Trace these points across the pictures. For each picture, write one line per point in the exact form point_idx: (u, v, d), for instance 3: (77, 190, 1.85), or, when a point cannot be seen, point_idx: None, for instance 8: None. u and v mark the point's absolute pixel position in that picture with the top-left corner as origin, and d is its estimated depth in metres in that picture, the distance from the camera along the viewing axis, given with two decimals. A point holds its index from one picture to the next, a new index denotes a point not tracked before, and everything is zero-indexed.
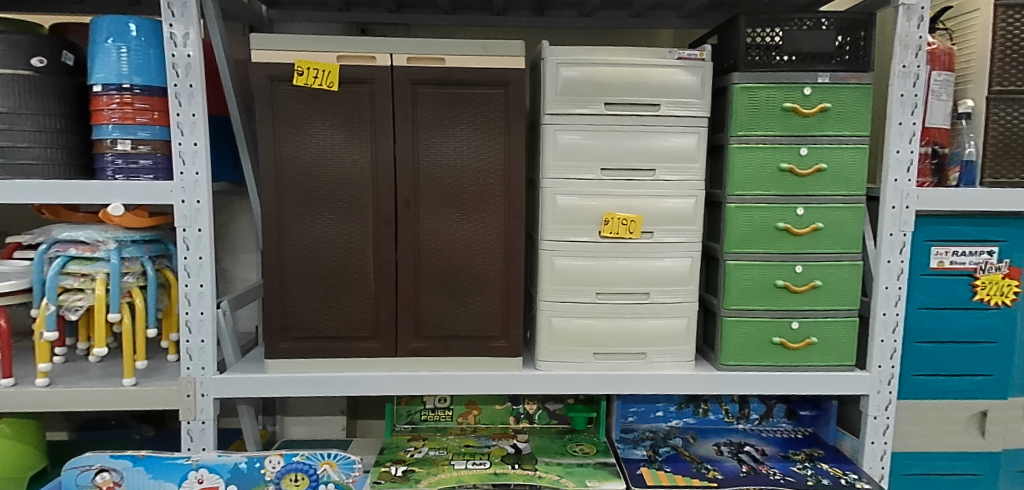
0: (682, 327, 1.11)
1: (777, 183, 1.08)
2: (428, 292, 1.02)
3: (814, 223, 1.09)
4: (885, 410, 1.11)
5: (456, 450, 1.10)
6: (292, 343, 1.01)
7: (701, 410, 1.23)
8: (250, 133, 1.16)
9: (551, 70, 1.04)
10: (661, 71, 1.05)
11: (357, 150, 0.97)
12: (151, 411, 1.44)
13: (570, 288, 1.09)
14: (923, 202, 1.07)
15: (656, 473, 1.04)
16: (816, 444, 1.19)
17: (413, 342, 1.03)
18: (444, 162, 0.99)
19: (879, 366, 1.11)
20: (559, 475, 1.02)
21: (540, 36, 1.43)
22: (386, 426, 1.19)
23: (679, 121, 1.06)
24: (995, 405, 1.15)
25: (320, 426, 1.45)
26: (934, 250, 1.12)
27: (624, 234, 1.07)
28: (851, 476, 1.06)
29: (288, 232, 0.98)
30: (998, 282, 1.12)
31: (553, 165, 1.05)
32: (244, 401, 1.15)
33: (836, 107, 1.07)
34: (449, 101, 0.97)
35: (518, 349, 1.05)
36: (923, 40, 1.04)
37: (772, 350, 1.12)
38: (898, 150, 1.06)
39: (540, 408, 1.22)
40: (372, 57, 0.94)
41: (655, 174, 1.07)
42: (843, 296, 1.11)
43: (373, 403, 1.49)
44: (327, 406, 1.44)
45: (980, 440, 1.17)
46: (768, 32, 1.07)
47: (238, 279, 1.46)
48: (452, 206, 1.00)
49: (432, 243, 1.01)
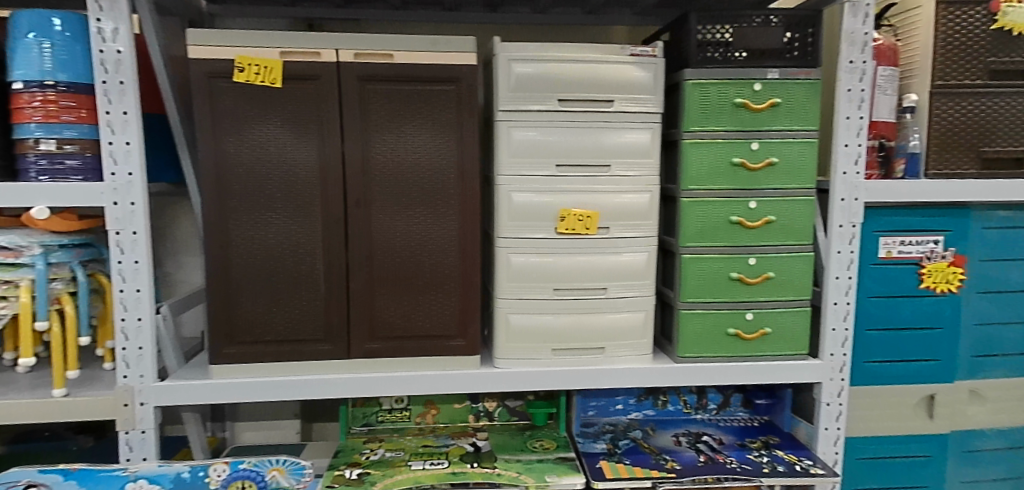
0: (639, 321, 1.12)
1: (729, 177, 1.10)
2: (382, 292, 1.00)
3: (765, 216, 1.11)
4: (838, 396, 1.14)
5: (413, 451, 1.09)
6: (239, 348, 0.98)
7: (660, 402, 1.23)
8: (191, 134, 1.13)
9: (503, 66, 1.03)
10: (615, 67, 1.06)
11: (303, 148, 0.95)
12: (90, 421, 1.38)
13: (527, 284, 1.07)
14: (870, 194, 1.10)
15: (615, 466, 1.04)
16: (772, 431, 1.21)
17: (367, 343, 1.01)
18: (395, 160, 0.97)
19: (831, 354, 1.13)
20: (518, 473, 1.01)
21: (492, 33, 1.42)
22: (341, 429, 1.16)
23: (633, 117, 1.08)
24: (941, 389, 1.19)
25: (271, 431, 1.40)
26: (882, 240, 1.15)
27: (580, 230, 1.07)
28: (806, 462, 1.08)
29: (231, 233, 0.95)
30: (943, 270, 1.16)
31: (508, 162, 1.05)
32: (189, 408, 1.11)
33: (785, 102, 1.09)
34: (399, 98, 0.96)
35: (475, 347, 1.05)
36: (868, 37, 1.07)
37: (727, 341, 1.13)
38: (845, 144, 1.09)
39: (500, 405, 1.21)
40: (317, 53, 0.92)
41: (610, 170, 1.08)
42: (793, 287, 1.14)
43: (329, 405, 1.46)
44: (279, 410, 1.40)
45: (929, 423, 1.20)
46: (718, 30, 1.09)
47: (180, 283, 1.41)
48: (404, 204, 0.99)
49: (384, 241, 0.99)
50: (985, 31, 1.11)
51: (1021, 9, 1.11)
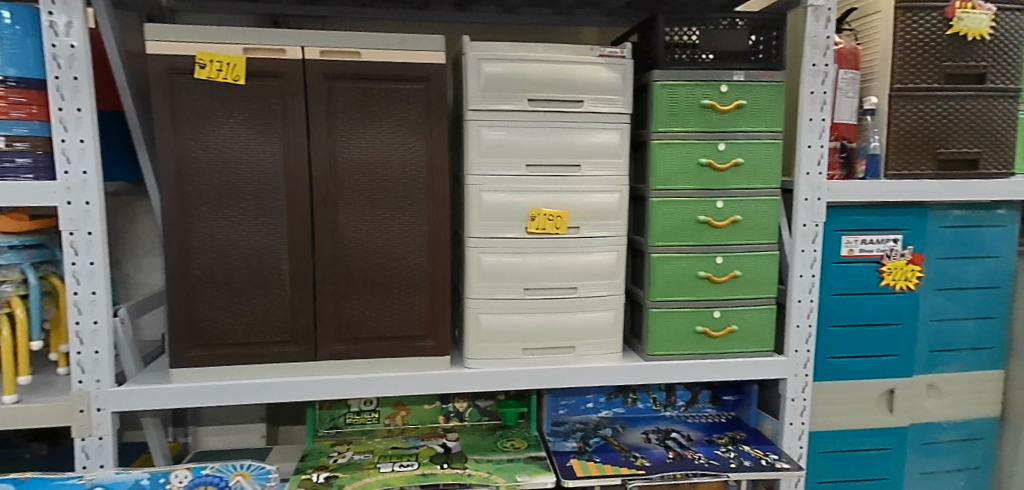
0: (609, 320, 1.13)
1: (696, 177, 1.11)
2: (350, 293, 0.99)
3: (732, 216, 1.13)
4: (802, 392, 1.17)
5: (382, 453, 1.08)
6: (201, 351, 0.95)
7: (629, 400, 1.24)
8: (149, 132, 1.10)
9: (472, 66, 1.02)
10: (584, 68, 1.06)
11: (267, 147, 0.93)
12: (44, 428, 1.32)
13: (498, 284, 1.07)
14: (833, 194, 1.13)
15: (585, 464, 1.05)
16: (739, 427, 1.23)
17: (334, 345, 1.00)
18: (362, 159, 0.97)
19: (795, 350, 1.16)
20: (488, 473, 1.01)
21: (461, 32, 1.42)
22: (308, 432, 1.14)
23: (603, 118, 1.08)
24: (900, 383, 1.23)
25: (238, 435, 1.36)
26: (844, 239, 1.18)
27: (550, 230, 1.08)
28: (771, 457, 1.10)
29: (192, 234, 0.93)
30: (902, 267, 1.20)
31: (478, 162, 1.04)
32: (149, 413, 1.09)
33: (751, 104, 1.11)
34: (366, 96, 0.95)
35: (445, 348, 1.04)
36: (830, 40, 1.10)
37: (695, 339, 1.15)
38: (808, 145, 1.12)
39: (470, 406, 1.21)
40: (282, 49, 0.91)
41: (580, 170, 1.09)
42: (758, 285, 1.16)
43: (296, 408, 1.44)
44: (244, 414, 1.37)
45: (890, 416, 1.24)
46: (684, 32, 1.10)
47: (139, 285, 1.38)
48: (372, 204, 0.98)
49: (352, 242, 0.98)
50: (941, 36, 1.15)
51: (975, 15, 1.15)
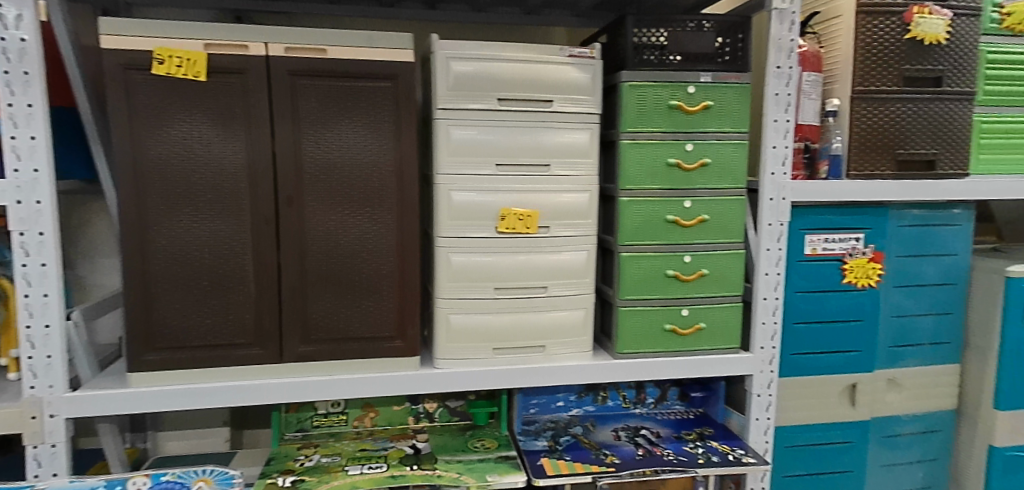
0: (579, 318, 1.14)
1: (664, 177, 1.13)
2: (317, 293, 0.98)
3: (700, 215, 1.15)
4: (767, 387, 1.19)
5: (350, 455, 1.06)
6: (160, 354, 0.93)
7: (599, 398, 1.25)
8: (104, 129, 1.07)
9: (441, 64, 1.02)
10: (554, 68, 1.07)
11: (229, 145, 0.91)
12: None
13: (467, 284, 1.07)
14: (797, 193, 1.16)
15: (556, 463, 1.05)
16: (706, 423, 1.25)
17: (300, 347, 0.98)
18: (328, 158, 0.95)
19: (761, 347, 1.18)
20: (459, 473, 1.01)
21: (429, 30, 1.41)
22: (274, 435, 1.12)
23: (572, 117, 1.09)
24: (862, 378, 1.26)
25: (202, 440, 1.30)
26: (808, 238, 1.21)
27: (520, 229, 1.08)
28: (738, 452, 1.12)
29: (151, 234, 0.90)
30: (863, 265, 1.23)
31: (447, 161, 1.04)
32: (105, 419, 1.06)
33: (717, 105, 1.13)
34: (332, 94, 0.94)
35: (415, 349, 1.04)
36: (793, 43, 1.12)
37: (664, 337, 1.17)
38: (773, 146, 1.14)
39: (440, 406, 1.20)
40: (244, 45, 0.89)
41: (550, 170, 1.09)
42: (726, 283, 1.18)
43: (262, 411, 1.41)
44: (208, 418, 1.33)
45: (852, 410, 1.27)
46: (653, 33, 1.11)
47: (95, 287, 1.34)
48: (339, 203, 0.97)
49: (318, 242, 0.97)
50: (900, 40, 1.18)
51: (932, 20, 1.18)
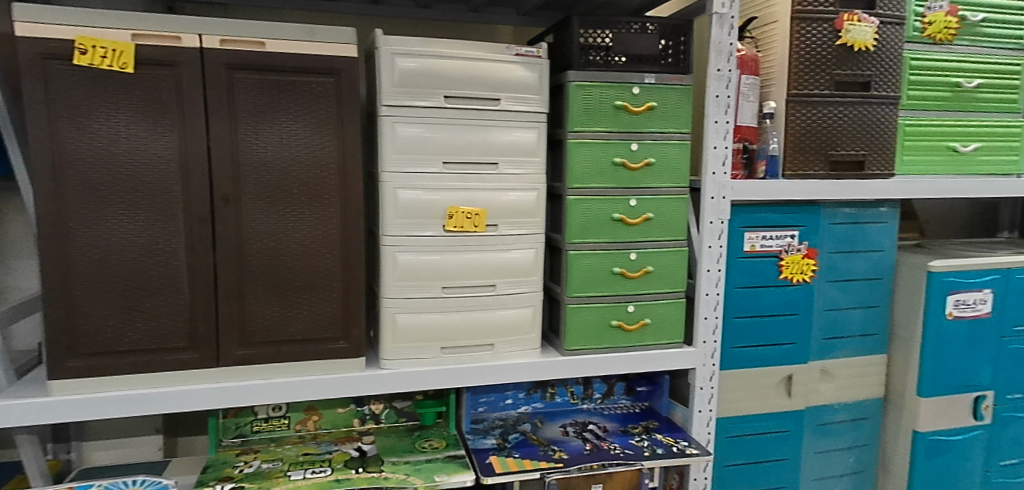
0: (527, 316, 1.15)
1: (611, 176, 1.15)
2: (256, 294, 0.95)
3: (644, 213, 1.17)
4: (709, 380, 1.23)
5: (292, 460, 1.04)
6: (84, 360, 0.88)
7: (548, 394, 1.27)
8: (19, 122, 1.01)
9: (386, 60, 1.00)
10: (501, 66, 1.07)
11: (160, 140, 0.87)
12: None
13: (414, 283, 1.06)
14: (737, 192, 1.20)
15: (505, 461, 1.06)
16: (651, 416, 1.29)
17: (238, 350, 0.95)
18: (267, 155, 0.92)
19: (703, 341, 1.22)
20: (406, 474, 1.00)
21: (372, 25, 1.40)
22: (210, 442, 1.08)
23: (519, 116, 1.10)
24: (797, 369, 1.32)
25: (129, 449, 1.25)
26: (747, 235, 1.25)
27: (468, 228, 1.07)
28: (681, 444, 1.16)
29: (73, 234, 0.86)
30: (798, 261, 1.29)
31: (393, 158, 1.02)
32: (24, 430, 1.00)
33: (661, 106, 1.16)
34: (271, 89, 0.91)
35: (360, 349, 1.02)
36: (732, 47, 1.16)
37: (611, 333, 1.19)
38: (714, 146, 1.18)
39: (386, 407, 1.19)
40: (176, 37, 0.86)
41: (497, 168, 1.09)
42: (670, 280, 1.21)
43: (196, 418, 1.37)
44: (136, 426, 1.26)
45: (788, 400, 1.33)
46: (598, 34, 1.13)
47: (11, 290, 1.26)
48: (279, 201, 0.94)
49: (257, 241, 0.94)
50: (831, 46, 1.24)
51: (860, 28, 1.25)
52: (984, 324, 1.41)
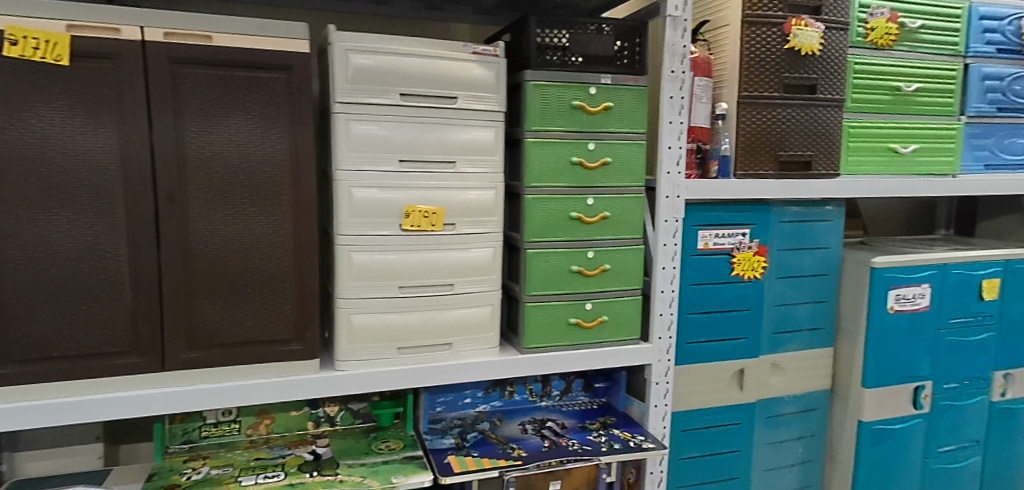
0: (486, 315, 1.15)
1: (568, 175, 1.16)
2: (203, 296, 0.92)
3: (602, 212, 1.19)
4: (665, 375, 1.26)
5: (243, 466, 1.01)
6: (17, 367, 0.84)
7: (506, 393, 1.27)
8: None
9: (340, 57, 0.98)
10: (458, 65, 1.07)
11: (99, 136, 0.84)
12: None
13: (370, 283, 1.05)
14: (690, 191, 1.23)
15: (463, 460, 1.05)
16: (609, 412, 1.31)
17: (185, 353, 0.92)
18: (215, 152, 0.90)
19: (659, 337, 1.25)
20: (362, 477, 0.99)
21: (327, 20, 1.37)
22: (155, 449, 1.05)
23: (476, 115, 1.09)
24: (749, 363, 1.36)
25: (70, 458, 1.20)
26: (701, 233, 1.28)
27: (425, 227, 1.07)
28: (638, 438, 1.18)
29: (4, 234, 0.81)
30: (749, 258, 1.33)
31: (347, 156, 1.00)
32: None
33: (617, 106, 1.18)
34: (219, 84, 0.89)
35: (314, 351, 1.01)
36: (685, 49, 1.18)
37: (569, 330, 1.20)
38: (669, 146, 1.20)
39: (342, 409, 1.18)
40: (116, 29, 0.82)
41: (455, 167, 1.09)
42: (626, 277, 1.23)
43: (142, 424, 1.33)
44: (76, 434, 1.21)
45: (741, 393, 1.37)
46: (555, 34, 1.13)
47: None
48: (227, 200, 0.91)
49: (205, 241, 0.91)
50: (779, 50, 1.28)
51: (807, 32, 1.29)
52: (923, 317, 1.48)
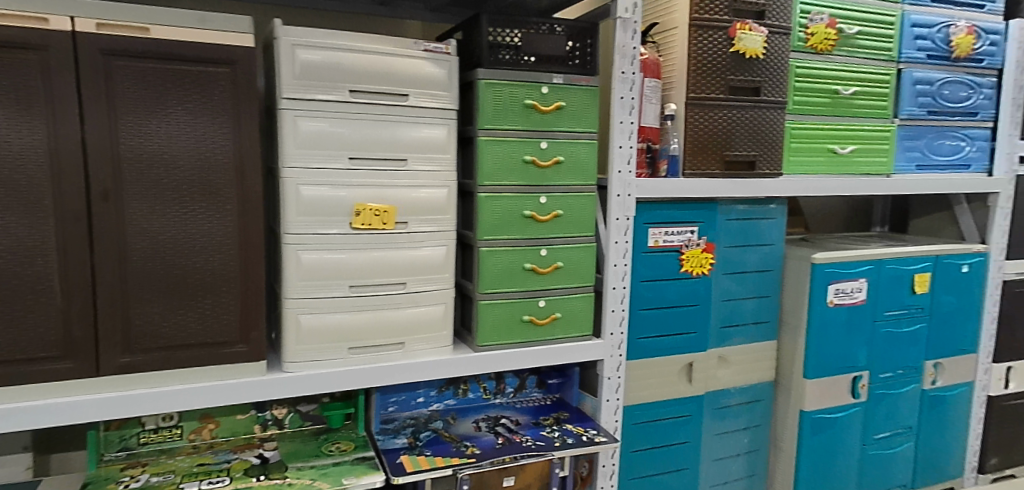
0: (439, 313, 1.15)
1: (521, 174, 1.16)
2: (141, 297, 0.89)
3: (555, 210, 1.20)
4: (617, 370, 1.28)
5: (186, 472, 0.98)
6: None
7: (460, 391, 1.27)
8: None
9: (286, 52, 0.96)
10: (409, 62, 1.06)
11: (25, 131, 0.79)
12: None
13: (320, 283, 1.03)
14: (641, 190, 1.25)
15: (416, 459, 1.05)
16: (562, 407, 1.33)
17: (121, 357, 0.89)
18: (153, 148, 0.87)
19: (611, 333, 1.27)
20: (311, 479, 0.97)
21: (274, 14, 1.34)
22: (89, 458, 1.00)
23: (428, 113, 1.09)
24: (697, 357, 1.41)
25: None
26: (651, 231, 1.32)
27: (377, 225, 1.06)
28: (590, 432, 1.20)
29: None
30: (698, 255, 1.37)
31: (295, 153, 0.98)
32: None
33: (569, 106, 1.19)
34: (158, 78, 0.86)
35: (261, 352, 0.99)
36: (635, 51, 1.21)
37: (523, 327, 1.21)
38: (620, 146, 1.22)
39: (291, 411, 1.16)
40: (43, 18, 0.78)
41: (406, 164, 1.08)
42: (579, 275, 1.25)
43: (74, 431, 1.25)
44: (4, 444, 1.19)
45: (690, 386, 1.41)
46: (507, 33, 1.14)
47: None
48: (166, 197, 0.88)
49: (142, 240, 0.88)
50: (726, 53, 1.32)
51: (752, 36, 1.33)
52: (860, 310, 1.55)
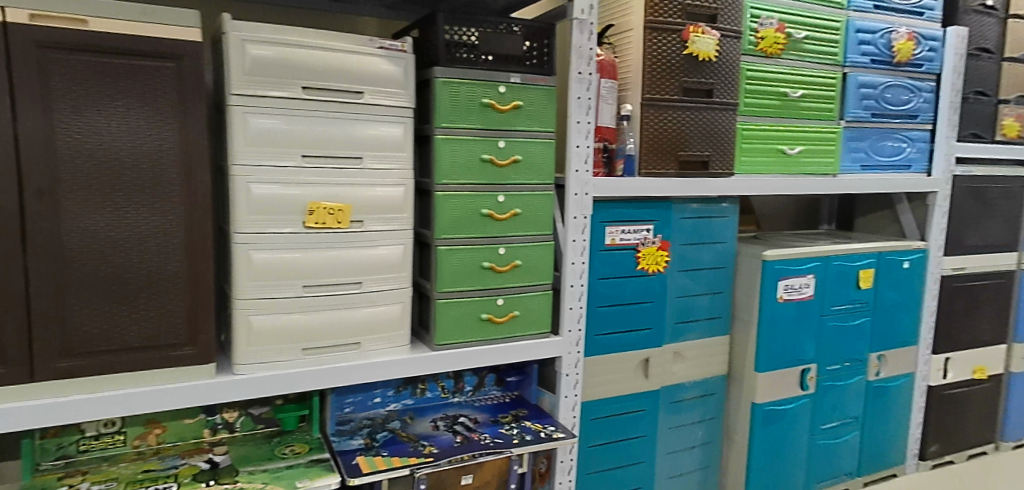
0: (396, 313, 1.14)
1: (479, 172, 1.17)
2: (80, 299, 0.85)
3: (513, 209, 1.21)
4: (575, 367, 1.30)
5: (130, 479, 0.95)
6: None
7: (418, 390, 1.27)
8: None
9: (235, 47, 0.94)
10: (363, 59, 1.05)
11: None
12: None
13: (272, 283, 1.01)
14: (597, 189, 1.27)
15: (372, 460, 1.04)
16: (521, 404, 1.34)
17: (59, 362, 0.85)
18: (92, 145, 0.83)
19: (569, 330, 1.29)
20: (264, 483, 0.96)
21: (224, 7, 1.31)
22: (23, 467, 0.95)
23: (384, 111, 1.08)
24: (653, 352, 1.44)
25: None
26: (608, 229, 1.34)
27: (331, 224, 1.04)
28: (548, 428, 1.21)
29: None
30: (653, 253, 1.40)
31: (245, 151, 0.96)
32: None
33: (527, 105, 1.20)
34: (97, 72, 0.82)
35: (210, 354, 0.97)
36: (591, 52, 1.22)
37: (481, 326, 1.21)
38: (577, 145, 1.24)
39: (242, 415, 1.14)
40: None
41: (361, 162, 1.07)
42: (537, 273, 1.26)
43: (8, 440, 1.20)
44: None
45: (646, 381, 1.44)
46: (464, 32, 1.13)
47: None
48: (107, 196, 0.85)
49: (80, 240, 0.84)
50: (679, 55, 1.35)
51: (704, 39, 1.37)
52: (808, 305, 1.61)
